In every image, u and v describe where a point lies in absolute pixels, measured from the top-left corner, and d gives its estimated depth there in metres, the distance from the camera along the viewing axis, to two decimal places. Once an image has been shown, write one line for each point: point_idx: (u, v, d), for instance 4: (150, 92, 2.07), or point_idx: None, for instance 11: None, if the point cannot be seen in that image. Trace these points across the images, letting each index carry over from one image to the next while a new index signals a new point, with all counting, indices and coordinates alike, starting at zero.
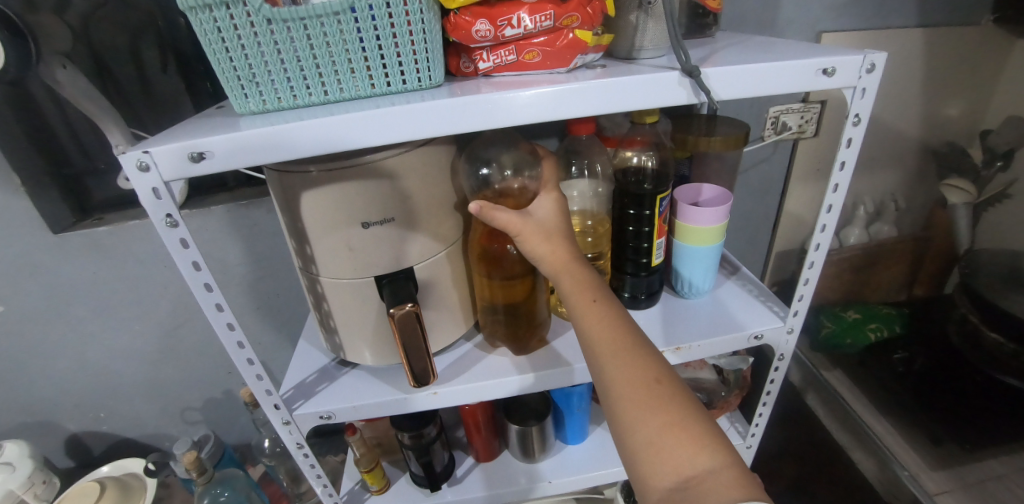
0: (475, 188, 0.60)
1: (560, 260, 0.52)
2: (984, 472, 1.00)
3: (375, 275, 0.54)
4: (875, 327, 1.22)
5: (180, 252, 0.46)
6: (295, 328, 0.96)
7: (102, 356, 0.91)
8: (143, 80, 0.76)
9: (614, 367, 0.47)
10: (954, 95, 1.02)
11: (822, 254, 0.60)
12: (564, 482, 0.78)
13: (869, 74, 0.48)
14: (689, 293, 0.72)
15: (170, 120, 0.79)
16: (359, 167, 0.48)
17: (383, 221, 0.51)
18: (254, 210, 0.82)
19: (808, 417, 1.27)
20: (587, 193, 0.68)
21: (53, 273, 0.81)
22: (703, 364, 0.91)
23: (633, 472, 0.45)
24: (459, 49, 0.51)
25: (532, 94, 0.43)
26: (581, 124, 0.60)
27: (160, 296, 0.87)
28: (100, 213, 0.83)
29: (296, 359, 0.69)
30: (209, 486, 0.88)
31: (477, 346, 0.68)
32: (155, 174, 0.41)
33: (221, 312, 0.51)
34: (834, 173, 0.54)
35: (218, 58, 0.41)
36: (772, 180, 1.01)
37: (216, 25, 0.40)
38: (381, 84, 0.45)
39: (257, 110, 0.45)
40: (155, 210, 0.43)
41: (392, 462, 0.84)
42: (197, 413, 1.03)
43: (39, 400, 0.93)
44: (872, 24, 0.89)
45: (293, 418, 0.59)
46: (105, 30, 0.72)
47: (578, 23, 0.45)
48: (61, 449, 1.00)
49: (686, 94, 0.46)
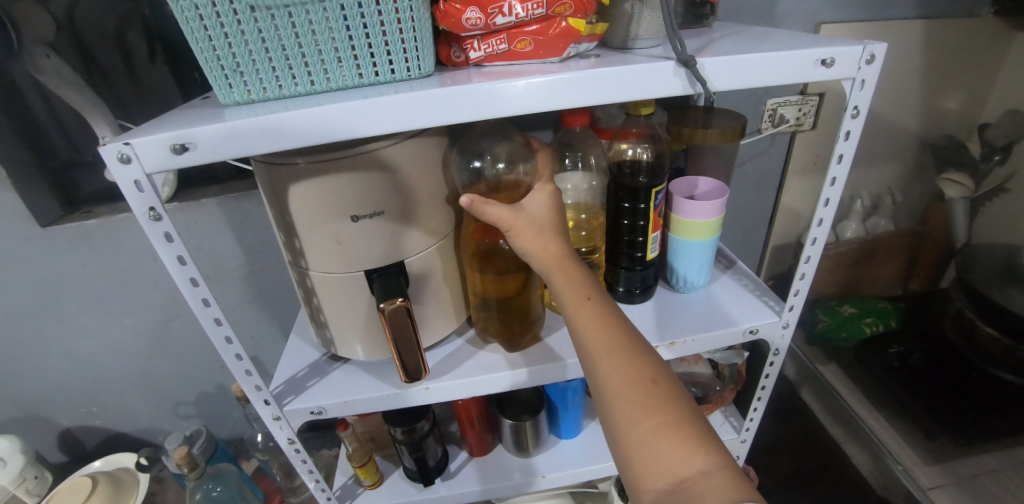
0: (468, 181, 0.59)
1: (552, 257, 0.51)
2: (976, 467, 1.01)
3: (365, 269, 0.53)
4: (870, 321, 1.22)
5: (164, 246, 0.45)
6: (287, 322, 0.95)
7: (93, 350, 0.90)
8: (130, 71, 0.74)
9: (608, 367, 0.47)
10: (953, 88, 1.01)
11: (818, 248, 0.60)
12: (557, 477, 0.78)
13: (868, 65, 0.47)
14: (684, 287, 0.71)
15: (160, 111, 0.77)
16: (348, 158, 0.47)
17: (373, 214, 0.50)
18: (245, 203, 0.81)
19: (802, 411, 1.27)
20: (582, 187, 0.66)
21: (40, 267, 0.80)
22: (698, 359, 0.91)
23: (626, 472, 0.44)
24: (449, 37, 0.50)
25: (524, 84, 0.42)
26: (575, 115, 0.59)
27: (150, 290, 0.86)
28: (88, 207, 0.82)
29: (287, 354, 0.68)
30: (200, 482, 0.87)
31: (469, 341, 0.67)
32: (137, 165, 0.40)
33: (208, 307, 0.50)
34: (832, 166, 0.54)
35: (200, 46, 0.40)
36: (769, 173, 1.00)
37: (197, 12, 0.38)
38: (369, 74, 0.44)
39: (241, 101, 0.43)
40: (138, 203, 0.42)
41: (385, 457, 0.83)
42: (190, 407, 1.03)
43: (29, 395, 0.92)
44: (872, 15, 0.88)
45: (283, 414, 0.59)
46: (90, 18, 0.70)
47: (571, 12, 0.44)
48: (52, 443, 0.99)
49: (682, 85, 0.45)
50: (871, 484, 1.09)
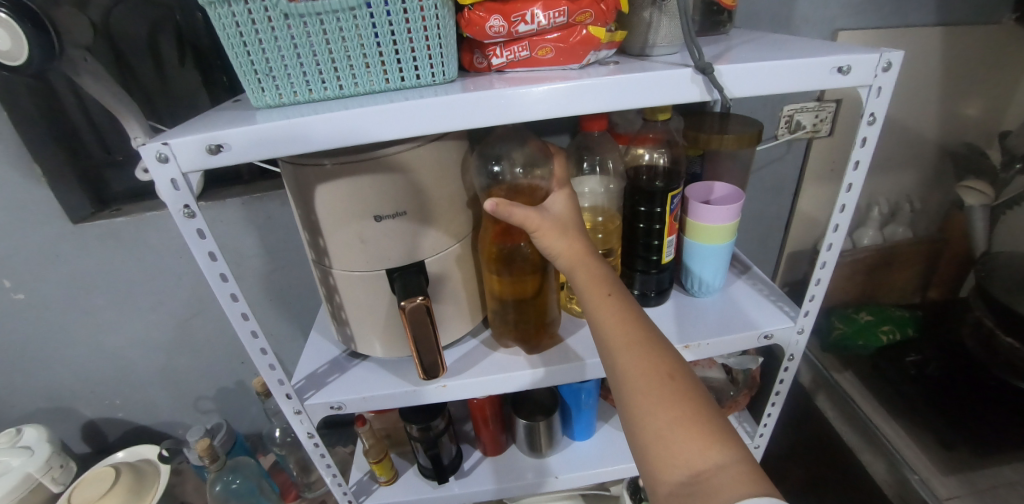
0: (486, 185, 0.61)
1: (575, 254, 0.52)
2: (994, 478, 0.99)
3: (387, 268, 0.55)
4: (886, 330, 1.21)
5: (197, 242, 0.47)
6: (306, 321, 0.97)
7: (118, 343, 0.93)
8: (160, 74, 0.77)
9: (627, 361, 0.48)
10: (973, 95, 1.00)
11: (834, 254, 0.60)
12: (571, 478, 0.78)
13: (884, 72, 0.48)
14: (699, 290, 0.71)
15: (187, 115, 0.80)
16: (373, 161, 0.48)
17: (396, 214, 0.52)
18: (268, 203, 0.84)
19: (819, 419, 1.27)
20: (598, 190, 0.68)
21: (72, 262, 0.83)
22: (712, 364, 0.91)
23: (642, 466, 0.45)
24: (472, 45, 0.51)
25: (545, 90, 0.43)
26: (593, 120, 0.61)
27: (174, 286, 0.89)
28: (117, 205, 0.85)
29: (307, 350, 0.70)
30: (220, 473, 0.89)
31: (484, 342, 0.68)
32: (174, 165, 0.42)
33: (235, 302, 0.51)
34: (848, 173, 0.54)
35: (236, 53, 0.41)
36: (785, 180, 1.01)
37: (235, 20, 0.40)
38: (395, 80, 0.46)
39: (272, 104, 0.45)
40: (173, 201, 0.44)
41: (400, 455, 0.84)
42: (209, 402, 1.05)
43: (56, 386, 0.95)
44: (889, 23, 0.88)
45: (304, 407, 0.60)
46: (125, 24, 0.73)
47: (592, 20, 0.45)
48: (77, 433, 1.02)
49: (699, 91, 0.46)
50: (886, 493, 1.08)
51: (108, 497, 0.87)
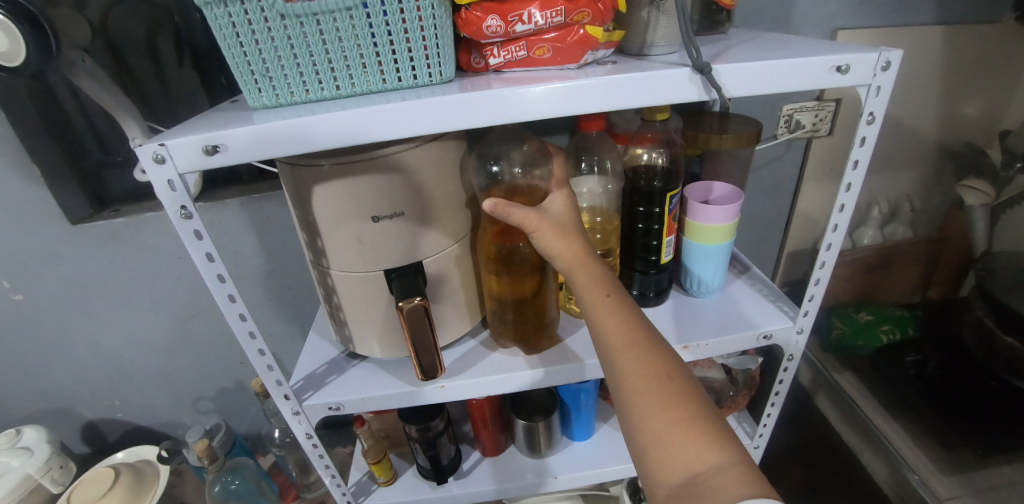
0: (486, 184, 0.61)
1: (574, 255, 0.52)
2: (995, 478, 0.99)
3: (384, 269, 0.55)
4: (886, 329, 1.20)
5: (194, 243, 0.47)
6: (305, 321, 0.97)
7: (117, 344, 0.93)
8: (158, 74, 0.77)
9: (626, 362, 0.47)
10: (974, 94, 1.00)
11: (833, 254, 0.60)
12: (570, 479, 0.78)
13: (884, 72, 0.47)
14: (698, 290, 0.71)
15: (186, 115, 0.80)
16: (370, 161, 0.48)
17: (394, 215, 0.52)
18: (266, 203, 0.83)
19: (819, 418, 1.27)
20: (597, 191, 0.68)
21: (71, 262, 0.83)
22: (711, 364, 0.90)
23: (641, 468, 0.45)
24: (470, 44, 0.51)
25: (542, 90, 0.43)
26: (590, 120, 0.61)
27: (173, 287, 0.89)
28: (116, 206, 0.85)
29: (306, 350, 0.69)
30: (219, 474, 0.89)
31: (483, 342, 0.68)
32: (171, 166, 0.42)
33: (233, 303, 0.51)
34: (847, 172, 0.54)
35: (232, 53, 0.41)
36: (784, 179, 1.00)
37: (231, 20, 0.40)
38: (392, 80, 0.46)
39: (269, 104, 0.45)
40: (170, 202, 0.44)
41: (399, 455, 0.84)
42: (209, 403, 1.05)
43: (55, 387, 0.95)
44: (889, 21, 0.88)
45: (303, 408, 0.60)
46: (123, 24, 0.73)
47: (589, 19, 0.45)
48: (77, 434, 1.02)
49: (697, 90, 0.46)
50: (887, 493, 1.08)
51: (107, 497, 0.87)
